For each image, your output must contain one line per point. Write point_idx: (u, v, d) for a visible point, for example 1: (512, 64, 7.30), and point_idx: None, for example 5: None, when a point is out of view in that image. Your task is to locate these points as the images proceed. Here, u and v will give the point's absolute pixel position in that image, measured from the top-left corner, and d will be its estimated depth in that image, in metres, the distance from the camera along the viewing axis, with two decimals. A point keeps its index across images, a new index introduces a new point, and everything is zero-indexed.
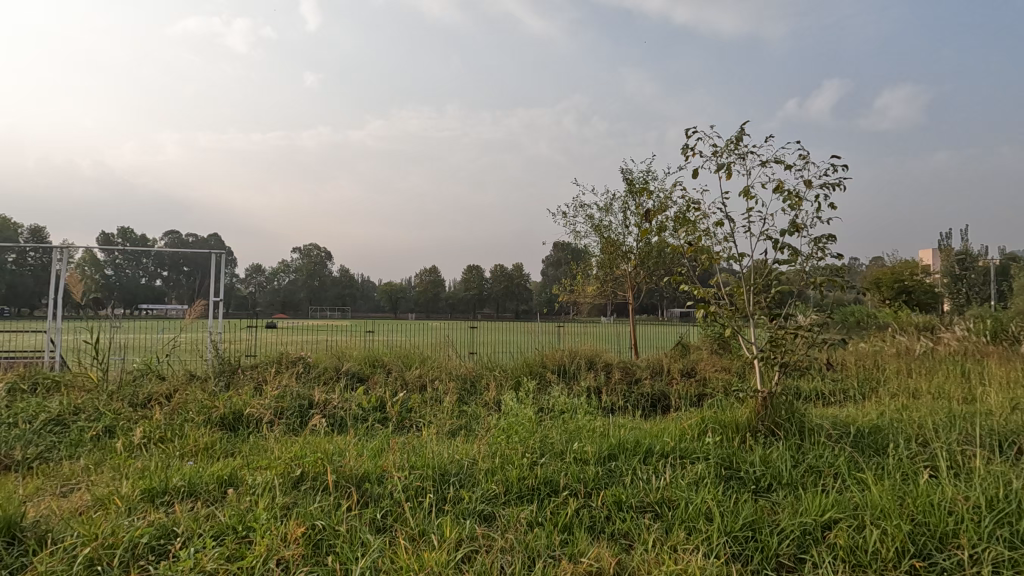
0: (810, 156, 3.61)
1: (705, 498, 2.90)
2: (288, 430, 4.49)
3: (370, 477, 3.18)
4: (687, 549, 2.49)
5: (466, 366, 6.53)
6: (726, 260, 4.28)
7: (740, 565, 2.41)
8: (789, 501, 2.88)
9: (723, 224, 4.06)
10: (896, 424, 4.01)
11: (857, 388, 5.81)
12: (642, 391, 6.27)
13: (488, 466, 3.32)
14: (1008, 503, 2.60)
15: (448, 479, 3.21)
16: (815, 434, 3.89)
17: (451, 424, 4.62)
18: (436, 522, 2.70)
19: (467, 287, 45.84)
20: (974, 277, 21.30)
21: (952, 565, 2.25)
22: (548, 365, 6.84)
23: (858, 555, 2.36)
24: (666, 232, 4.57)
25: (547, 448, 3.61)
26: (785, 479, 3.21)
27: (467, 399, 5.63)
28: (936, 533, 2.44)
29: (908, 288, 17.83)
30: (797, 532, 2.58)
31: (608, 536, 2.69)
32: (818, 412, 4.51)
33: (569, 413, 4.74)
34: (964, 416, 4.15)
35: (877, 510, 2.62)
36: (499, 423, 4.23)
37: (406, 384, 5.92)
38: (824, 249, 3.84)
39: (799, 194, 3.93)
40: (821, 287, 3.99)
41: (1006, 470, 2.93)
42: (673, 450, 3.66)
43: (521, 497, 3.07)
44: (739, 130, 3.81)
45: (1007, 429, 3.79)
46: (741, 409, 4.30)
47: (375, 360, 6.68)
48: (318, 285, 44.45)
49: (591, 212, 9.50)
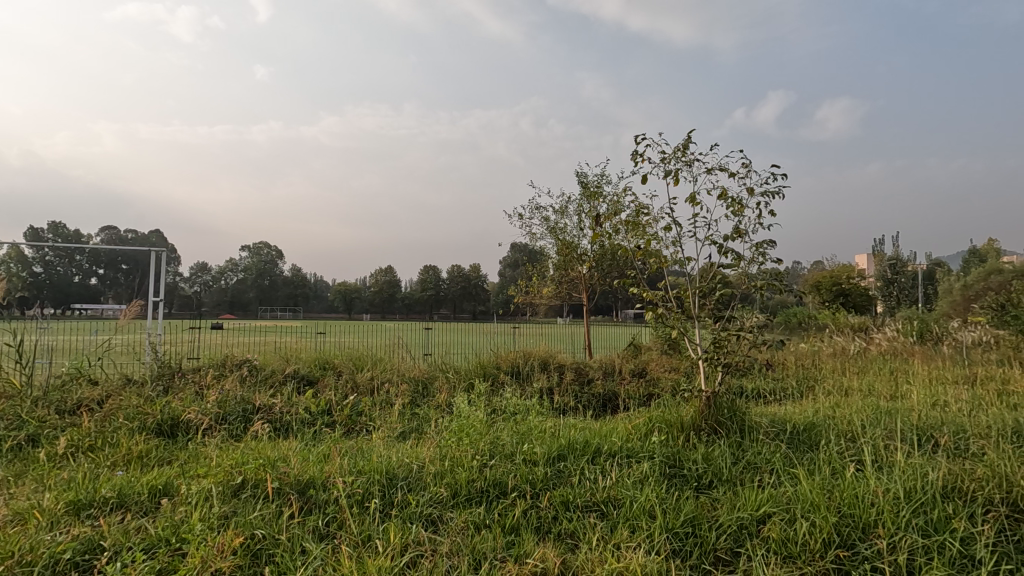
0: (752, 165, 3.78)
1: (649, 495, 2.97)
2: (230, 437, 4.33)
3: (315, 483, 3.11)
4: (630, 547, 2.55)
5: (419, 367, 6.48)
6: (674, 264, 4.41)
7: (680, 561, 2.48)
8: (728, 498, 2.99)
9: (671, 229, 4.19)
10: (829, 422, 4.23)
11: (795, 386, 6.11)
12: (594, 391, 6.39)
13: (437, 470, 3.29)
14: (925, 494, 2.78)
15: (396, 483, 3.18)
16: (754, 431, 4.05)
17: (403, 427, 4.58)
18: (381, 527, 2.67)
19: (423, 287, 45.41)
20: (905, 282, 22.78)
21: (872, 554, 2.39)
22: (501, 366, 6.88)
23: (789, 547, 2.48)
24: (617, 235, 4.67)
25: (496, 450, 3.63)
26: (725, 475, 3.32)
27: (419, 401, 5.60)
28: (860, 524, 2.58)
29: (845, 292, 18.89)
30: (734, 527, 2.69)
31: (554, 536, 2.72)
32: (758, 411, 4.71)
33: (521, 415, 4.79)
34: (890, 412, 4.41)
35: (808, 504, 2.75)
36: (449, 425, 4.22)
37: (357, 387, 5.82)
38: (765, 255, 4.01)
39: (741, 201, 4.10)
40: (762, 291, 4.17)
41: (924, 462, 3.13)
42: (621, 449, 3.73)
43: (470, 500, 3.07)
44: (685, 139, 3.95)
45: (926, 423, 4.07)
46: (686, 408, 4.44)
47: (326, 362, 6.54)
48: (268, 285, 43.06)
49: (547, 214, 9.61)
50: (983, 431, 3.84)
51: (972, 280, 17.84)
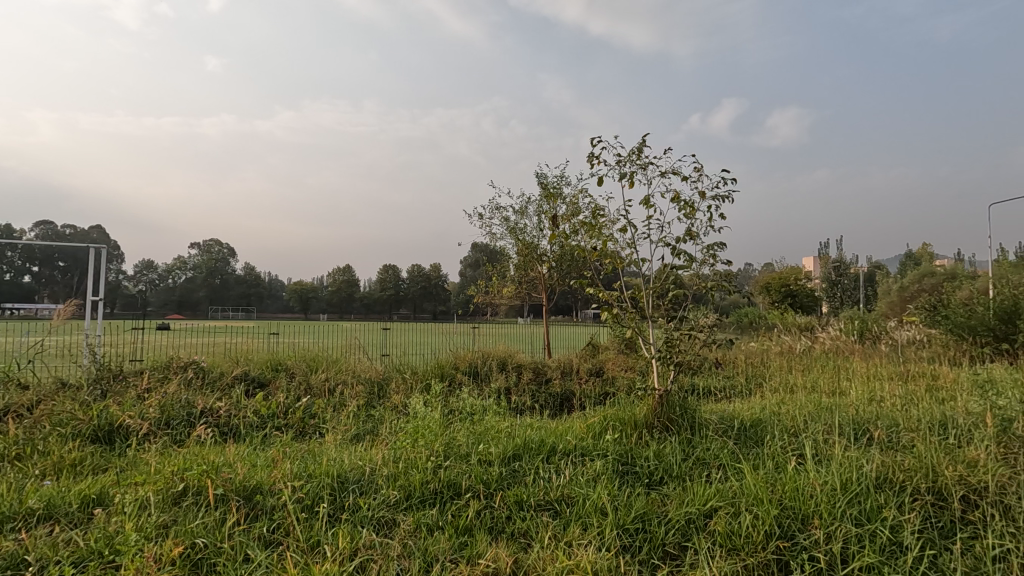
0: (703, 169, 3.90)
1: (601, 493, 3.01)
2: (172, 442, 4.15)
3: (262, 489, 3.00)
4: (582, 544, 2.57)
5: (375, 368, 6.38)
6: (629, 265, 4.49)
7: (629, 556, 2.53)
8: (677, 493, 3.06)
9: (627, 230, 4.26)
10: (774, 418, 4.40)
11: (744, 383, 6.34)
12: (551, 391, 6.44)
13: (390, 472, 3.24)
14: (859, 485, 2.91)
15: (348, 487, 3.12)
16: (703, 428, 4.17)
17: (357, 429, 4.49)
18: (330, 532, 2.62)
19: (382, 287, 44.74)
20: (847, 283, 23.99)
21: (810, 543, 2.49)
22: (460, 366, 6.84)
23: (734, 540, 2.56)
24: (575, 236, 4.72)
25: (451, 450, 3.60)
26: (675, 472, 3.40)
27: (375, 402, 5.52)
28: (800, 516, 2.69)
29: (793, 292, 19.71)
30: (682, 521, 2.76)
31: (507, 536, 2.73)
32: (708, 408, 4.85)
33: (477, 415, 4.78)
34: (829, 408, 4.63)
35: (752, 498, 2.84)
36: (404, 427, 4.17)
37: (310, 389, 5.67)
38: (715, 257, 4.13)
39: (693, 204, 4.22)
40: (712, 291, 4.29)
41: (859, 455, 3.29)
42: (575, 448, 3.77)
43: (423, 502, 3.04)
44: (640, 142, 4.04)
45: (863, 418, 4.28)
46: (640, 406, 4.52)
47: (279, 363, 6.36)
48: (219, 284, 41.55)
49: (507, 215, 9.63)
50: (913, 425, 4.08)
51: (907, 282, 18.93)
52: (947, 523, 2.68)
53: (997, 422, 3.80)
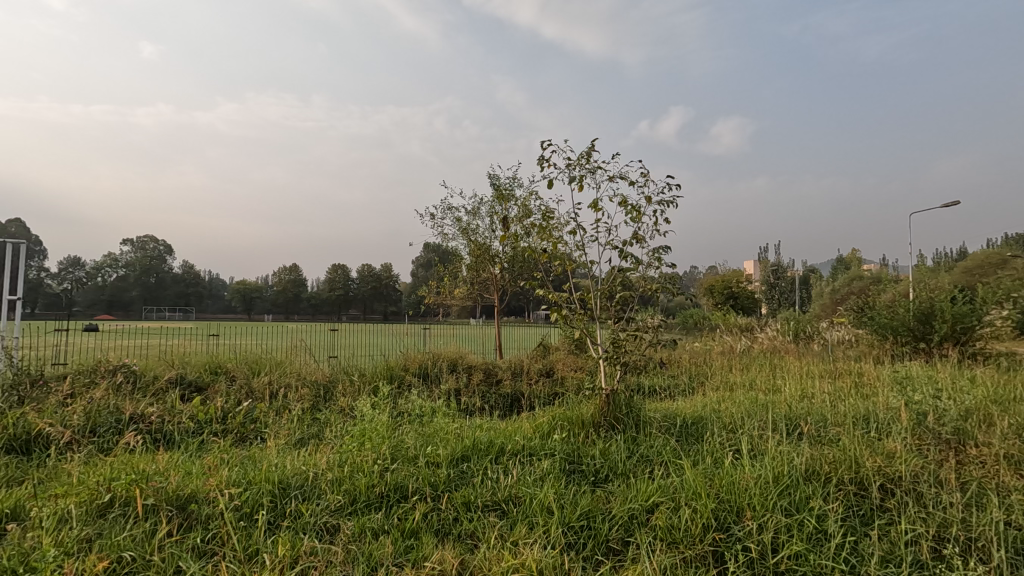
0: (649, 174, 4.02)
1: (548, 492, 3.05)
2: (98, 451, 3.91)
3: (196, 498, 2.87)
4: (527, 543, 2.60)
5: (321, 370, 6.21)
6: (578, 267, 4.56)
7: (574, 553, 2.58)
8: (621, 490, 3.14)
9: (576, 233, 4.33)
10: (714, 415, 4.58)
11: (687, 382, 6.58)
12: (501, 392, 6.46)
13: (335, 477, 3.17)
14: (790, 477, 3.07)
15: (289, 493, 3.03)
16: (648, 426, 4.29)
17: (300, 433, 4.37)
18: (270, 539, 2.54)
19: (331, 287, 43.58)
20: (784, 286, 25.29)
21: (744, 534, 2.61)
22: (409, 368, 6.76)
23: (674, 533, 2.66)
24: (525, 238, 4.75)
25: (399, 453, 3.55)
26: (620, 469, 3.49)
27: (321, 405, 5.38)
28: (735, 508, 2.81)
29: (735, 295, 20.62)
30: (625, 517, 2.83)
31: (454, 538, 2.72)
32: (652, 406, 5.00)
33: (426, 417, 4.74)
34: (765, 404, 4.86)
35: (691, 493, 2.95)
36: (351, 430, 4.08)
37: (251, 392, 5.46)
38: (660, 259, 4.27)
39: (639, 208, 4.34)
40: (657, 293, 4.43)
41: (791, 449, 3.47)
42: (523, 448, 3.80)
43: (369, 506, 2.99)
44: (589, 147, 4.12)
45: (795, 414, 4.52)
46: (587, 405, 4.61)
47: (218, 367, 6.09)
48: (155, 283, 39.42)
49: (459, 215, 9.60)
50: (840, 420, 4.34)
51: (838, 286, 20.17)
52: (868, 511, 2.86)
53: (912, 415, 4.11)
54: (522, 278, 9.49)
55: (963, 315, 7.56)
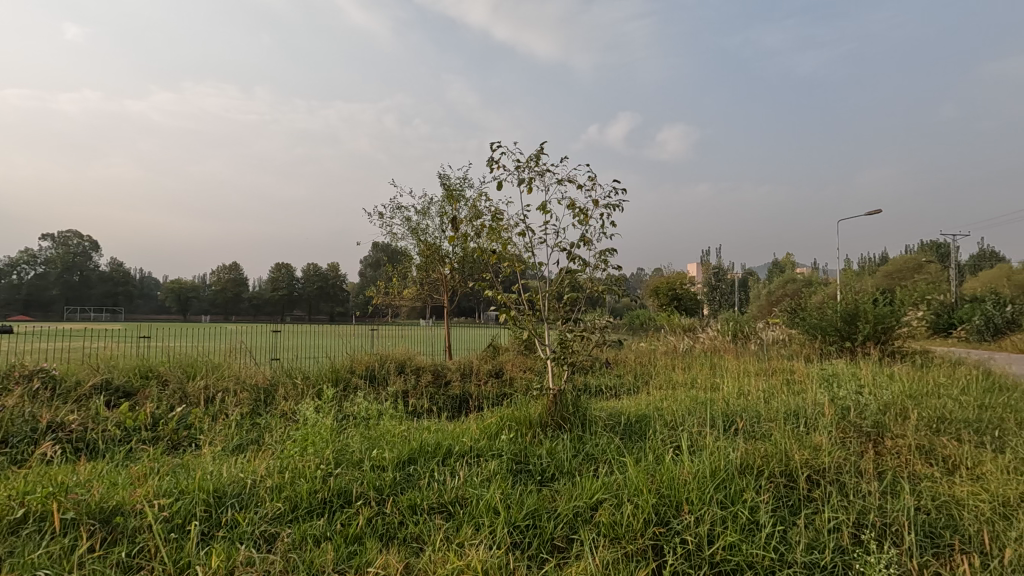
0: (597, 178, 4.10)
1: (494, 492, 3.05)
2: (10, 463, 3.61)
3: (122, 510, 2.71)
4: (473, 544, 2.60)
5: (262, 373, 5.97)
6: (527, 268, 4.60)
7: (519, 552, 2.60)
8: (566, 489, 3.19)
9: (525, 234, 4.37)
10: (657, 413, 4.72)
11: (633, 381, 6.76)
12: (449, 393, 6.43)
13: (274, 483, 3.07)
14: (726, 471, 3.21)
15: (225, 502, 2.91)
16: (594, 425, 4.38)
17: (239, 439, 4.19)
18: (203, 551, 2.43)
19: (274, 286, 42.01)
20: (725, 288, 26.41)
21: (682, 527, 2.70)
22: (356, 370, 6.61)
23: (616, 529, 2.73)
24: (474, 238, 4.75)
25: (343, 457, 3.47)
26: (566, 468, 3.55)
27: (261, 410, 5.18)
28: (674, 502, 2.91)
29: (679, 296, 21.35)
30: (570, 515, 2.88)
31: (399, 542, 2.69)
32: (598, 405, 5.11)
33: (372, 420, 4.66)
34: (704, 402, 5.06)
35: (634, 489, 3.03)
36: (293, 435, 3.95)
37: (185, 397, 5.19)
38: (607, 262, 4.36)
39: (587, 211, 4.43)
40: (603, 294, 4.53)
41: (728, 444, 3.63)
42: (471, 449, 3.80)
43: (310, 512, 2.91)
44: (538, 149, 4.16)
45: (733, 411, 4.73)
46: (535, 405, 4.65)
47: (149, 370, 5.76)
48: (79, 282, 36.84)
49: (408, 215, 9.47)
50: (773, 415, 4.58)
51: (774, 287, 21.26)
52: (796, 501, 3.03)
53: (837, 409, 4.39)
54: (472, 279, 9.47)
55: (883, 316, 8.16)
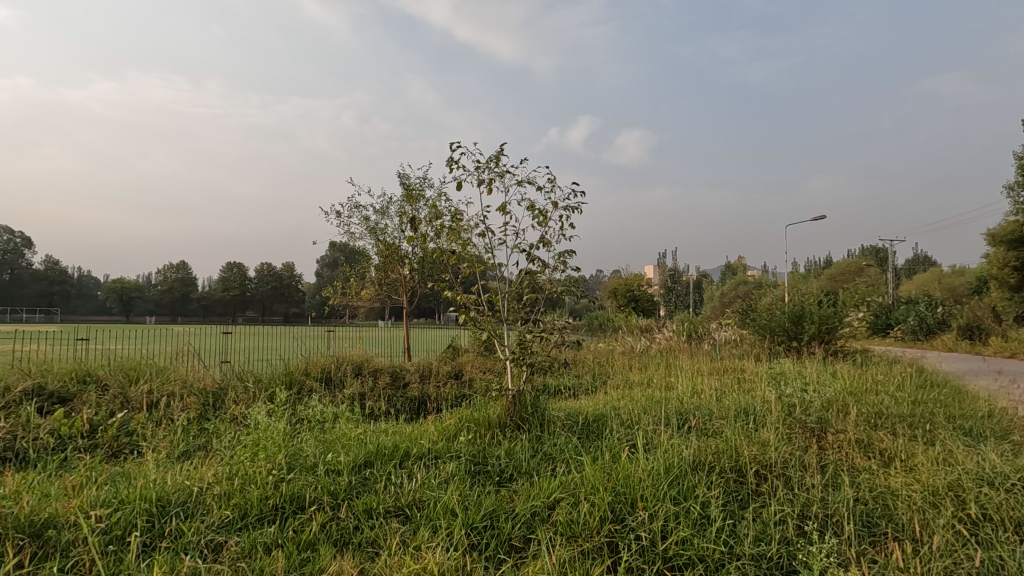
0: (556, 180, 4.13)
1: (452, 494, 3.03)
2: None
3: (55, 522, 2.56)
4: (430, 547, 2.58)
5: (211, 376, 5.75)
6: (487, 269, 4.59)
7: (477, 554, 2.59)
8: (524, 489, 3.21)
9: (484, 235, 4.37)
10: (614, 412, 4.81)
11: (591, 381, 6.85)
12: (408, 395, 6.36)
13: (223, 490, 2.96)
14: (679, 468, 3.29)
15: (169, 511, 2.78)
16: (552, 424, 4.41)
17: (185, 446, 4.02)
18: (144, 564, 2.32)
19: (225, 286, 40.51)
20: (680, 289, 27.12)
21: (637, 524, 2.76)
22: (311, 372, 6.45)
23: (573, 528, 2.75)
24: (434, 238, 4.71)
25: (296, 462, 3.38)
26: (524, 468, 3.56)
27: (210, 414, 4.99)
28: (629, 499, 2.96)
29: (636, 296, 21.78)
30: (527, 515, 2.90)
31: (354, 547, 2.64)
32: (557, 405, 5.16)
33: (328, 423, 4.56)
34: (660, 401, 5.18)
35: (590, 487, 3.07)
36: (243, 439, 3.81)
37: (127, 403, 4.94)
38: (566, 263, 4.41)
39: (546, 213, 4.46)
40: (561, 296, 4.57)
41: (681, 442, 3.72)
42: (429, 451, 3.77)
43: (261, 519, 2.82)
44: (497, 151, 4.17)
45: (686, 409, 4.86)
46: (494, 406, 4.65)
47: (88, 374, 5.45)
48: (9, 281, 34.54)
49: (367, 214, 9.31)
50: (724, 413, 4.73)
51: (726, 289, 21.97)
52: (745, 495, 3.14)
53: (784, 406, 4.57)
54: (431, 279, 9.38)
55: (827, 317, 8.56)
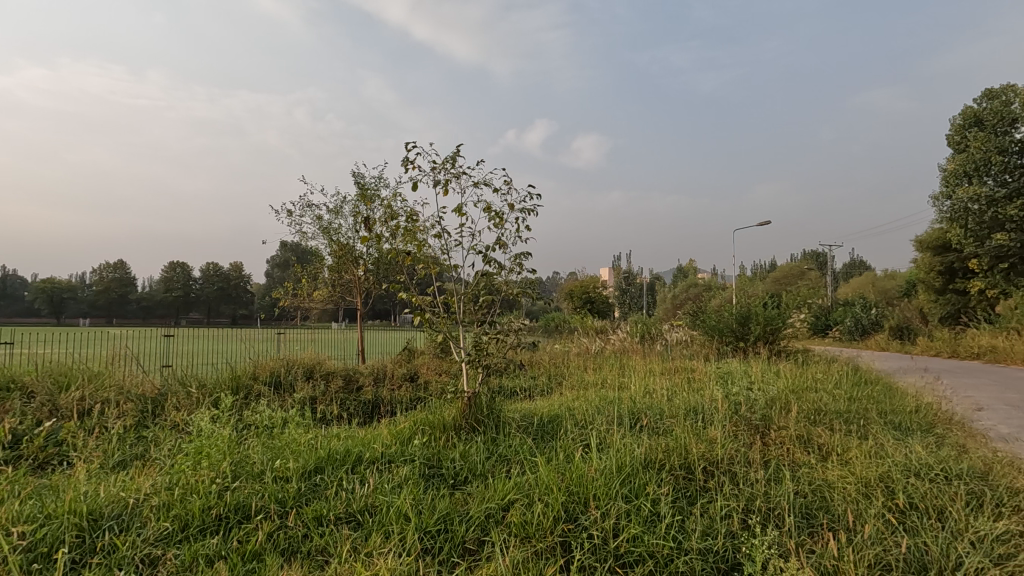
0: (513, 182, 4.12)
1: (405, 499, 2.99)
2: None
3: None
4: (382, 553, 2.54)
5: (151, 381, 5.47)
6: (443, 270, 4.56)
7: (430, 558, 2.57)
8: (479, 491, 3.20)
9: (440, 237, 4.34)
10: (569, 413, 4.86)
11: (546, 382, 6.91)
12: (362, 399, 6.23)
13: (162, 501, 2.82)
14: (631, 466, 3.36)
15: (102, 525, 2.62)
16: (507, 426, 4.42)
17: (121, 455, 3.81)
18: None
19: (168, 286, 38.64)
20: (634, 291, 27.72)
21: (590, 522, 2.80)
22: (259, 377, 6.23)
23: (526, 529, 2.77)
24: (388, 239, 4.64)
25: (242, 470, 3.25)
26: (478, 470, 3.55)
27: (148, 422, 4.75)
28: (583, 499, 3.00)
29: (592, 298, 22.11)
30: (482, 517, 2.89)
31: (302, 555, 2.56)
32: (512, 407, 5.17)
33: (277, 428, 4.41)
34: (613, 401, 5.28)
35: (544, 488, 3.09)
36: (184, 447, 3.64)
37: (56, 411, 4.64)
38: (522, 265, 4.43)
39: (502, 215, 4.47)
40: (517, 297, 4.59)
41: (633, 441, 3.80)
42: (382, 455, 3.70)
43: (203, 531, 2.70)
44: (454, 152, 4.15)
45: (639, 409, 4.97)
46: (449, 409, 4.62)
47: (11, 381, 5.09)
48: None
49: (319, 213, 9.08)
50: (675, 412, 4.86)
51: (678, 291, 22.62)
52: (693, 491, 3.23)
53: (730, 405, 4.74)
54: (387, 281, 9.24)
55: (772, 318, 8.93)
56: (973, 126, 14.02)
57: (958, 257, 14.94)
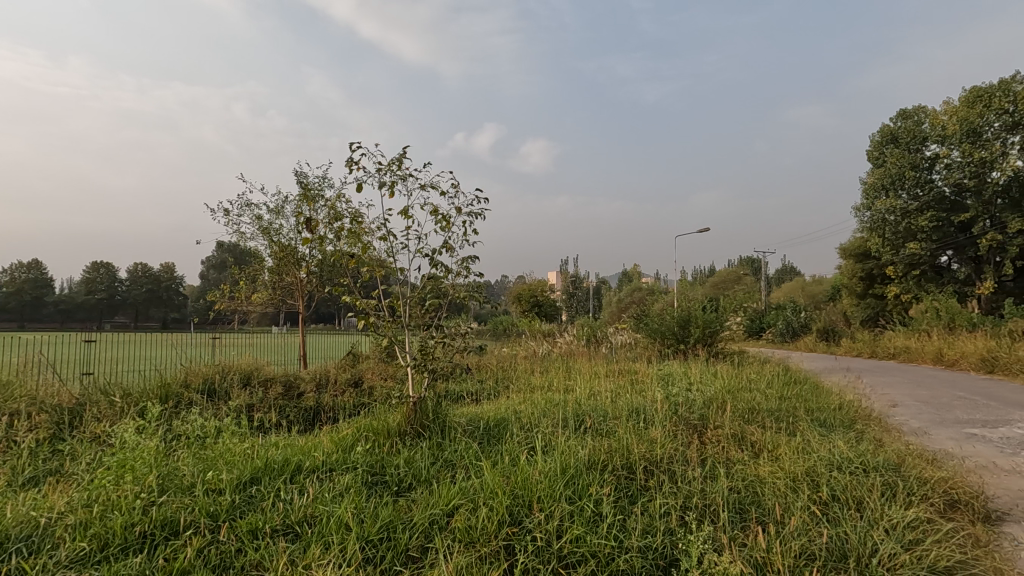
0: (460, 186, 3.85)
1: (347, 508, 2.91)
2: None
3: None
4: (321, 565, 2.46)
5: (68, 391, 5.10)
6: (388, 273, 4.49)
7: (371, 568, 2.51)
8: (423, 497, 3.15)
9: (386, 239, 4.26)
10: (515, 416, 4.89)
11: (494, 386, 6.92)
12: (303, 405, 6.04)
13: (79, 520, 2.63)
14: (575, 468, 3.41)
15: (7, 548, 2.42)
16: (453, 431, 4.39)
17: (32, 470, 3.53)
18: None
19: (90, 288, 36.08)
20: (581, 295, 28.20)
21: (534, 525, 2.81)
22: (191, 384, 5.93)
23: (471, 533, 2.75)
24: (332, 240, 4.50)
25: (170, 483, 3.08)
26: (423, 475, 3.51)
27: (65, 434, 4.41)
28: (527, 502, 3.02)
29: (540, 301, 22.33)
30: (426, 524, 2.85)
31: (235, 571, 2.45)
32: (459, 411, 5.14)
33: (211, 437, 4.21)
34: (558, 403, 5.35)
35: (489, 492, 3.09)
36: (106, 461, 3.41)
37: None
38: (469, 268, 4.41)
39: (449, 218, 4.44)
40: (464, 300, 4.58)
41: (578, 442, 3.86)
42: (323, 463, 3.60)
43: (126, 549, 2.54)
44: (400, 153, 4.08)
45: (583, 411, 5.06)
46: (394, 414, 4.54)
47: None
48: None
49: (259, 213, 8.73)
50: (618, 413, 4.98)
51: (623, 294, 23.20)
52: (635, 490, 3.32)
53: (671, 405, 4.90)
54: (330, 283, 8.98)
55: (710, 321, 9.30)
56: (890, 143, 15.13)
57: (877, 264, 16.08)
